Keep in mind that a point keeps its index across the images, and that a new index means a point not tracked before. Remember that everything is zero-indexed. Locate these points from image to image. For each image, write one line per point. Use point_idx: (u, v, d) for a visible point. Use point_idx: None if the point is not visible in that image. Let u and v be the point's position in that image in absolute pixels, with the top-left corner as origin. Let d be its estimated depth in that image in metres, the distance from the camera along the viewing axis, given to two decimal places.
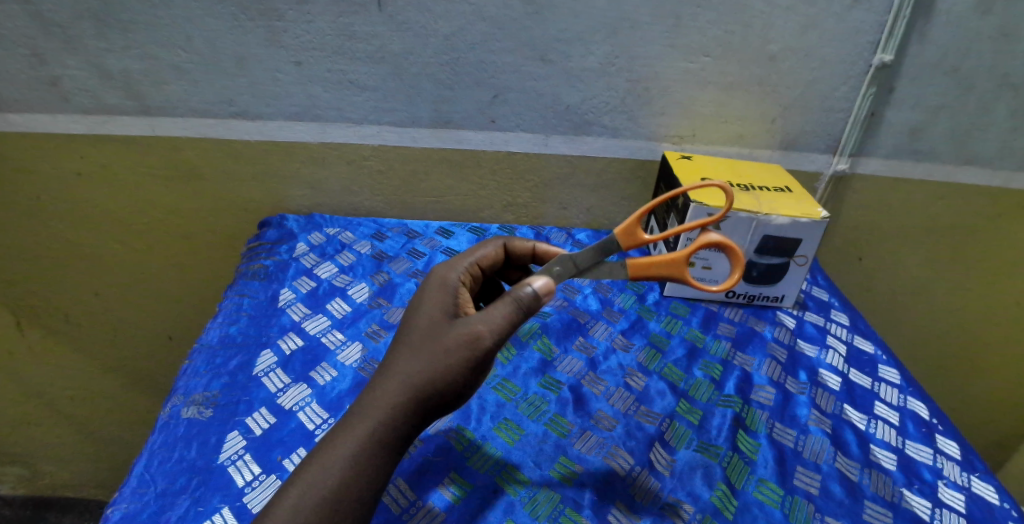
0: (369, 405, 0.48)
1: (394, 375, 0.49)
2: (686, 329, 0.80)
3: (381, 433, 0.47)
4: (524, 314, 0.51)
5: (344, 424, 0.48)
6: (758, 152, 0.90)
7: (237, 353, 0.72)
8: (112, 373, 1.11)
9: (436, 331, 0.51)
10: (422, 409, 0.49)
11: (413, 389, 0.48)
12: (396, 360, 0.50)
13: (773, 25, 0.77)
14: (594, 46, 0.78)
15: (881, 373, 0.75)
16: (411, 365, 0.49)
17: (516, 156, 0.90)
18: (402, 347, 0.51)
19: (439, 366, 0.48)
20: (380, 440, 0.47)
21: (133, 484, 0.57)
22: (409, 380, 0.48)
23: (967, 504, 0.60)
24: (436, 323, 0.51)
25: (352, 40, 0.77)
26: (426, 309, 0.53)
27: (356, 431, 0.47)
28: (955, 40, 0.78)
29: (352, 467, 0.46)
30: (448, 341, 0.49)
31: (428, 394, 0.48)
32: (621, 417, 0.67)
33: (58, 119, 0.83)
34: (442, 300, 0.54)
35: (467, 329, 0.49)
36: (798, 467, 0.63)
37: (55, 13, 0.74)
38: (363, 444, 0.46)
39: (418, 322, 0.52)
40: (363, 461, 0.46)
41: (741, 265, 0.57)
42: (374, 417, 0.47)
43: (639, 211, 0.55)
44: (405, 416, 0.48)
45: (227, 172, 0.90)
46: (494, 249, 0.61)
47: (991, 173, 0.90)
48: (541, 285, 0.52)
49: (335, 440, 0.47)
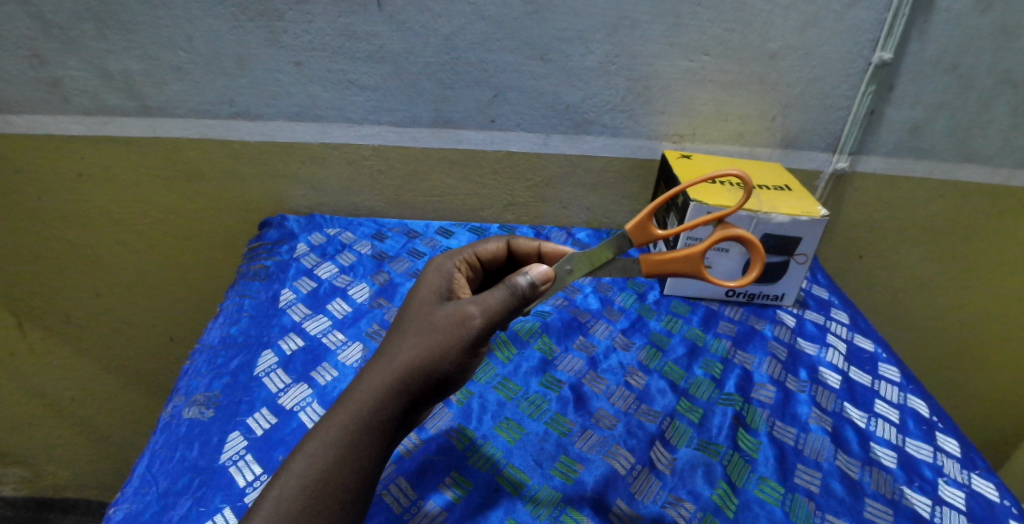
0: (356, 391, 0.49)
1: (381, 360, 0.50)
2: (686, 328, 0.80)
3: (367, 418, 0.48)
4: (521, 302, 0.51)
5: (332, 412, 0.48)
6: (758, 151, 0.90)
7: (238, 353, 0.72)
8: (113, 373, 1.11)
9: (425, 316, 0.52)
10: (409, 392, 0.49)
11: (401, 373, 0.49)
12: (386, 347, 0.52)
13: (773, 24, 0.77)
14: (594, 45, 0.78)
15: (882, 371, 0.75)
16: (398, 349, 0.50)
17: (516, 156, 0.90)
18: (393, 335, 0.52)
19: (427, 348, 0.49)
20: (366, 424, 0.48)
21: (135, 484, 0.57)
22: (395, 364, 0.49)
23: (967, 501, 0.60)
24: (427, 308, 0.53)
25: (352, 41, 0.77)
26: (420, 300, 0.54)
27: (341, 417, 0.48)
28: (955, 38, 0.78)
29: (336, 454, 0.46)
30: (436, 325, 0.50)
31: (418, 375, 0.49)
32: (621, 416, 0.68)
33: (59, 120, 0.83)
34: (436, 289, 0.55)
35: (457, 312, 0.50)
36: (799, 465, 0.63)
37: (55, 14, 0.74)
38: (347, 432, 0.47)
39: (409, 309, 0.54)
40: (349, 450, 0.47)
41: (759, 259, 0.57)
42: (361, 404, 0.48)
43: (651, 207, 0.54)
44: (392, 401, 0.49)
45: (227, 174, 0.90)
46: (496, 245, 0.63)
47: (991, 171, 0.90)
48: (539, 274, 0.51)
49: (320, 426, 0.48)
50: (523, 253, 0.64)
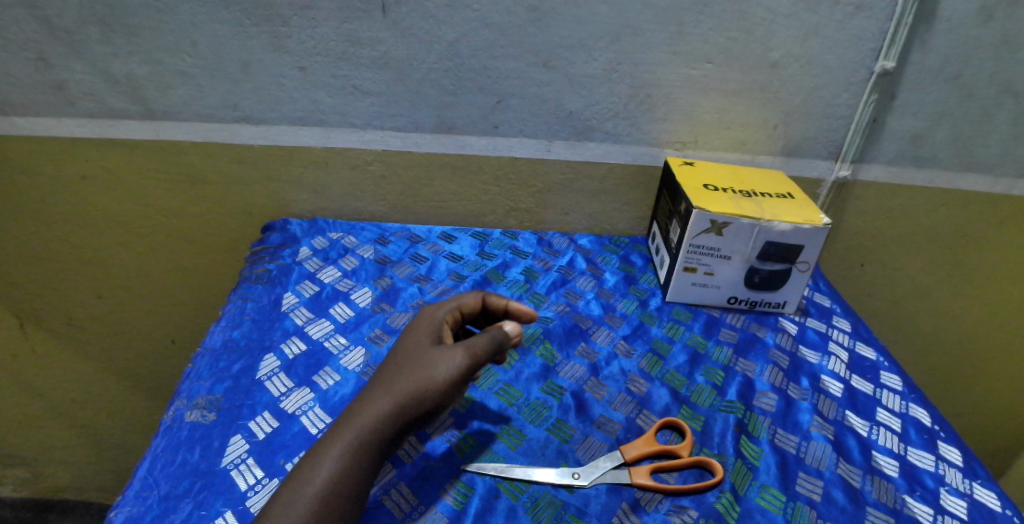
0: (350, 421, 0.52)
1: (380, 389, 0.54)
2: (688, 335, 0.81)
3: (360, 447, 0.51)
4: (500, 348, 0.57)
5: (335, 431, 0.52)
6: (760, 158, 0.91)
7: (241, 357, 0.72)
8: (114, 374, 1.11)
9: (419, 353, 0.57)
10: (403, 418, 0.53)
11: (391, 408, 0.53)
12: (383, 377, 0.56)
13: (775, 32, 0.77)
14: (597, 52, 0.79)
15: (883, 379, 0.75)
16: (396, 379, 0.54)
17: (519, 161, 0.90)
18: (390, 368, 0.57)
19: (422, 380, 0.54)
20: (359, 454, 0.50)
21: (136, 488, 0.57)
22: (394, 391, 0.53)
23: (969, 510, 0.60)
24: (421, 347, 0.57)
25: (356, 46, 0.78)
26: (413, 339, 0.59)
27: (344, 435, 0.51)
28: (956, 48, 0.78)
29: (340, 466, 0.49)
30: (430, 362, 0.55)
31: (406, 411, 0.53)
32: (622, 423, 0.68)
33: (63, 122, 0.84)
34: (427, 331, 0.60)
35: (447, 353, 0.55)
36: (801, 473, 0.63)
37: (61, 17, 0.74)
38: (349, 447, 0.50)
39: (404, 348, 0.58)
40: (351, 462, 0.50)
41: None
42: (362, 423, 0.52)
43: None
44: (389, 424, 0.52)
45: (230, 177, 0.90)
46: (473, 298, 0.65)
47: (991, 180, 0.91)
48: (514, 328, 0.58)
49: (323, 446, 0.51)
50: (494, 310, 0.65)
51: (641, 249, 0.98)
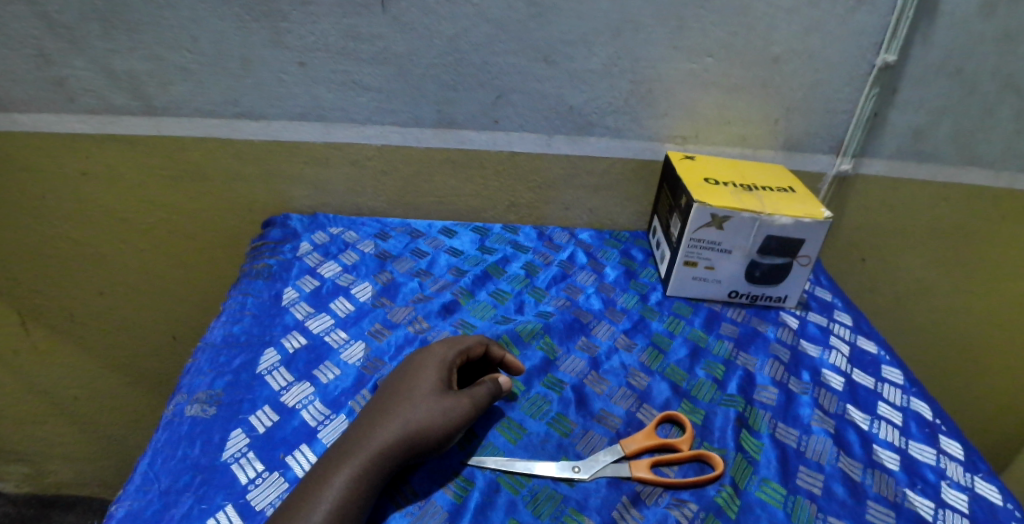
0: (362, 449, 0.54)
1: (393, 420, 0.57)
2: (689, 329, 0.80)
3: (372, 473, 0.53)
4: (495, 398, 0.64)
5: (348, 455, 0.54)
6: (761, 153, 0.90)
7: (241, 352, 0.72)
8: (115, 370, 1.11)
9: (431, 392, 0.60)
10: (410, 451, 0.56)
11: (401, 440, 0.55)
12: (396, 410, 0.58)
13: (776, 27, 0.77)
14: (598, 47, 0.79)
15: (884, 374, 0.75)
16: (410, 415, 0.57)
17: (519, 156, 0.90)
18: (402, 401, 0.59)
19: (435, 421, 0.57)
20: (369, 478, 0.53)
21: (138, 481, 0.57)
22: (408, 426, 0.56)
23: (970, 504, 0.60)
24: (433, 386, 0.60)
25: (356, 41, 0.78)
26: (425, 377, 0.61)
27: (359, 459, 0.53)
28: (959, 42, 0.78)
29: (353, 489, 0.52)
30: (443, 404, 0.59)
31: (413, 445, 0.56)
32: (622, 417, 0.68)
33: (64, 118, 0.84)
34: (438, 369, 0.63)
35: (459, 399, 0.60)
36: (801, 467, 0.63)
37: (62, 14, 0.74)
38: (361, 472, 0.53)
39: (417, 384, 0.61)
40: (362, 485, 0.52)
41: None
42: (375, 452, 0.54)
43: None
44: (398, 455, 0.55)
45: (231, 173, 0.90)
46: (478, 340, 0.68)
47: (993, 174, 0.90)
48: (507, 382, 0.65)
49: (336, 467, 0.53)
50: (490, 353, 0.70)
51: (642, 244, 0.98)
